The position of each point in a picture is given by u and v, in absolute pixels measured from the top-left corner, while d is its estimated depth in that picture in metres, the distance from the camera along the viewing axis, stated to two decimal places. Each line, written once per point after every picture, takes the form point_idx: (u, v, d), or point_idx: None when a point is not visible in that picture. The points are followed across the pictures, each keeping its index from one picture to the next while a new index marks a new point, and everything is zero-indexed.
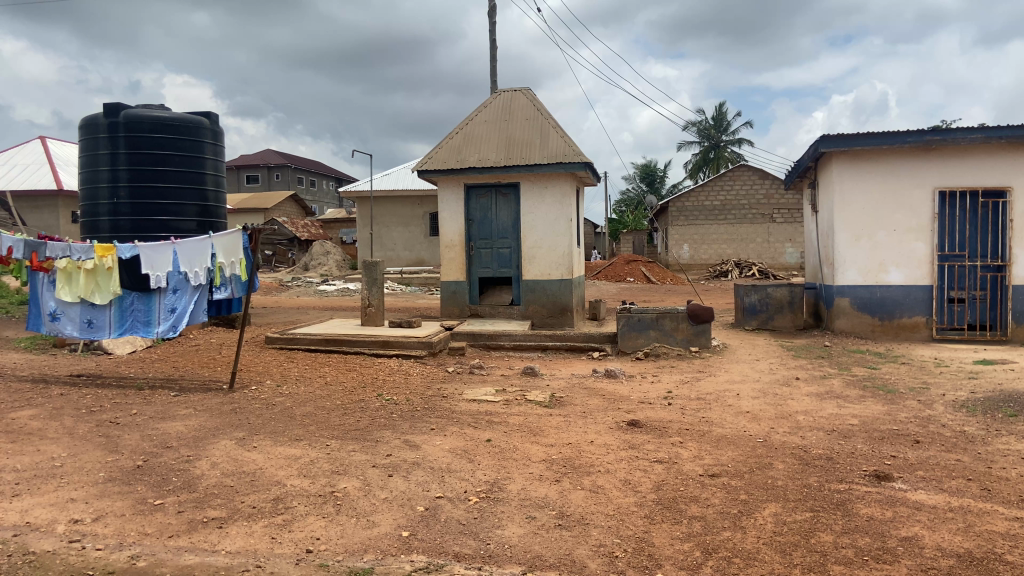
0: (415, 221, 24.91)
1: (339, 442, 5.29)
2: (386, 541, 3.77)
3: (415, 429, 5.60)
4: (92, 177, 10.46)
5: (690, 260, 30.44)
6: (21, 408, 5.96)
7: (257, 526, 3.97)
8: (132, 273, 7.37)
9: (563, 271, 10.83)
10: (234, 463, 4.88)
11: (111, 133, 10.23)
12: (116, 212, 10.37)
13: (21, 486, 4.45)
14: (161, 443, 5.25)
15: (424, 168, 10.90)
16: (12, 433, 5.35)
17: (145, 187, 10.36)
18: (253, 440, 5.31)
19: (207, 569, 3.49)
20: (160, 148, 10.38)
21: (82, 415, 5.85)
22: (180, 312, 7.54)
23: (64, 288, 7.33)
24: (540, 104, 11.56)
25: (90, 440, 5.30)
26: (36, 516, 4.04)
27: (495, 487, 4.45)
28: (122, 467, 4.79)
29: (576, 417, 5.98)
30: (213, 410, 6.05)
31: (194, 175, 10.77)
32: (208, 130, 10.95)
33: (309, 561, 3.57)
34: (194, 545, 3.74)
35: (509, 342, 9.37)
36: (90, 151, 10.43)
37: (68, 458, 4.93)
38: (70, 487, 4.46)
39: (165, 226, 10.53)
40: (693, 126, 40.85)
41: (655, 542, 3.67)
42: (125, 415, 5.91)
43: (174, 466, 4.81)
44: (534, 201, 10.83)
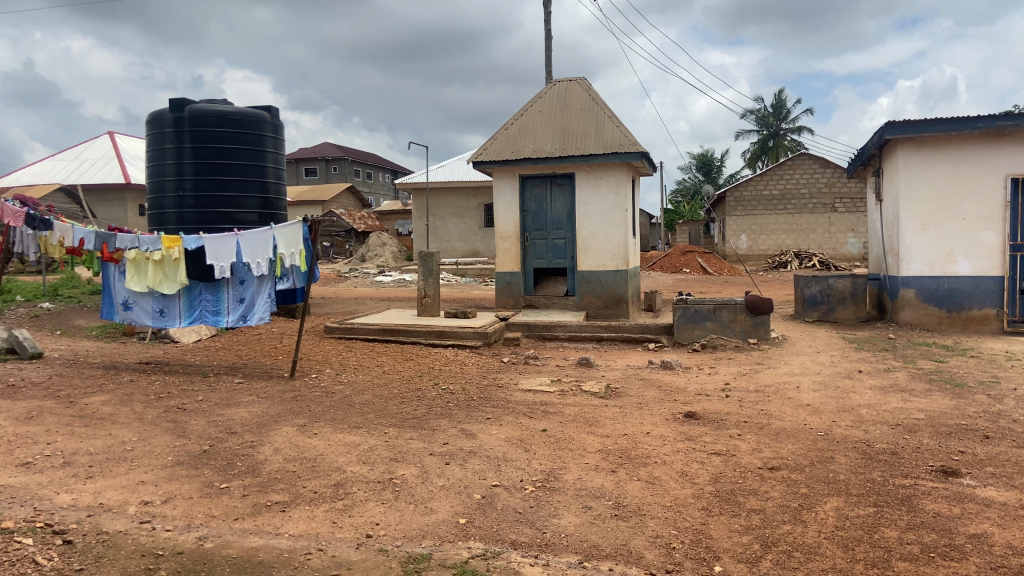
0: (470, 212, 25.03)
1: (397, 430, 5.38)
2: (444, 527, 3.84)
3: (471, 418, 5.65)
4: (159, 171, 10.81)
5: (748, 250, 29.94)
6: (95, 394, 6.23)
7: (319, 511, 4.08)
8: (198, 264, 7.57)
9: (618, 262, 10.76)
10: (296, 449, 5.01)
11: (177, 128, 10.55)
12: (181, 205, 10.68)
13: (96, 468, 4.67)
14: (227, 429, 5.42)
15: (479, 159, 10.96)
16: (87, 418, 5.59)
17: (209, 180, 10.65)
18: (315, 427, 5.44)
19: (272, 550, 3.62)
20: (224, 141, 10.66)
21: (151, 401, 6.07)
22: (248, 302, 7.69)
23: (134, 278, 7.61)
24: (596, 94, 11.43)
25: (159, 425, 5.50)
26: (108, 498, 4.23)
27: (551, 476, 4.47)
28: (190, 452, 4.97)
29: (631, 408, 5.96)
30: (276, 397, 6.21)
31: (255, 168, 11.03)
32: (269, 124, 11.21)
33: (369, 545, 3.66)
34: (258, 528, 3.87)
35: (564, 333, 9.36)
36: (157, 145, 10.78)
37: (139, 442, 5.14)
38: (141, 470, 4.65)
39: (228, 217, 10.79)
40: (752, 114, 40.02)
41: (713, 534, 3.64)
42: (192, 401, 6.12)
43: (239, 451, 4.97)
44: (589, 192, 10.77)
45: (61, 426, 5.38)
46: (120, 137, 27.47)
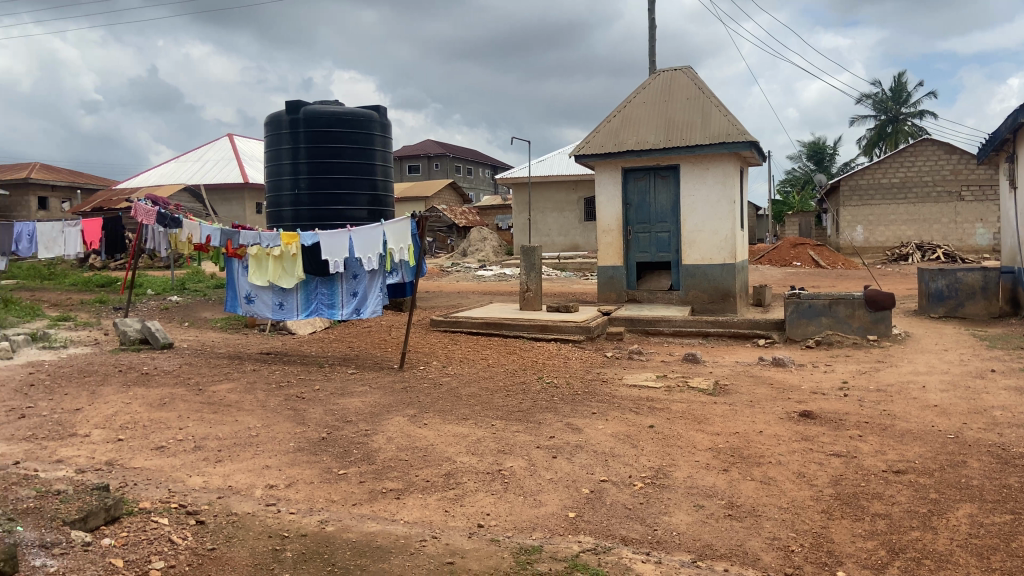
0: (570, 206, 24.98)
1: (504, 422, 5.44)
2: (554, 520, 3.86)
3: (577, 413, 5.65)
4: (276, 171, 11.32)
5: (865, 243, 28.54)
6: (221, 382, 6.61)
7: (432, 499, 4.20)
8: (313, 259, 7.83)
9: (725, 255, 10.49)
10: (407, 438, 5.16)
11: (293, 129, 10.99)
12: (297, 202, 11.16)
13: (224, 452, 4.96)
14: (342, 417, 5.64)
15: (582, 153, 10.93)
16: (215, 405, 5.94)
17: (322, 179, 11.07)
18: (424, 417, 5.58)
19: (389, 536, 3.75)
20: (336, 141, 11.06)
21: (272, 390, 6.40)
22: (361, 296, 7.91)
23: (256, 273, 8.00)
24: (701, 82, 11.15)
25: (280, 412, 5.79)
26: (236, 481, 4.50)
27: (661, 474, 4.41)
28: (309, 438, 5.20)
29: (742, 406, 5.81)
30: (386, 388, 6.41)
31: (365, 166, 11.38)
32: (377, 123, 11.54)
33: (481, 535, 3.74)
34: (375, 514, 4.04)
35: (669, 328, 9.20)
36: (275, 146, 11.27)
37: (263, 428, 5.42)
38: (266, 455, 4.91)
39: (340, 214, 11.19)
40: (869, 99, 38.08)
41: (835, 538, 3.51)
42: (309, 390, 6.40)
43: (354, 439, 5.16)
44: (695, 183, 10.54)
45: (191, 412, 5.74)
46: (238, 139, 28.92)
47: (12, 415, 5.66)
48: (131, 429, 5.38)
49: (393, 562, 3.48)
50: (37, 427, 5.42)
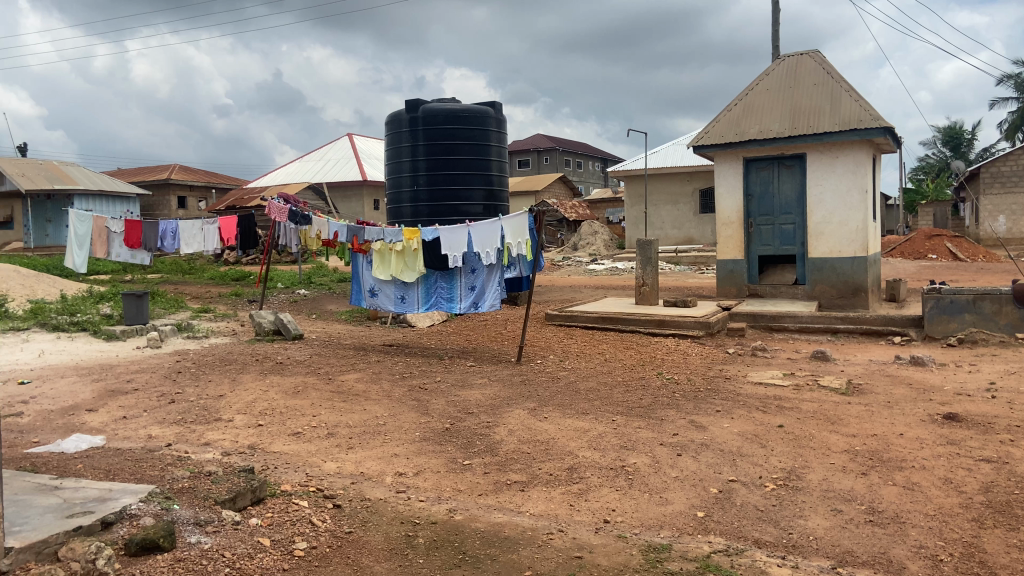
0: (684, 198, 24.48)
1: (625, 418, 5.40)
2: (683, 519, 3.80)
3: (701, 410, 5.53)
4: (396, 168, 11.67)
5: (1008, 234, 26.48)
6: (349, 372, 6.89)
7: (556, 493, 4.22)
8: (434, 254, 8.03)
9: (856, 247, 10.00)
10: (529, 431, 5.20)
11: (413, 127, 11.33)
12: (415, 198, 11.46)
13: (356, 440, 5.17)
14: (464, 409, 5.75)
15: (701, 143, 10.68)
16: (344, 394, 6.20)
17: (440, 175, 11.31)
18: (545, 411, 5.61)
19: (517, 527, 3.81)
20: (452, 138, 11.29)
21: (396, 380, 6.62)
22: (479, 290, 7.99)
23: (380, 267, 8.31)
24: (830, 66, 10.65)
25: (405, 402, 5.97)
26: (368, 467, 4.68)
27: (793, 475, 4.27)
28: (434, 429, 5.34)
29: (879, 407, 5.52)
30: (506, 381, 6.50)
31: (481, 162, 11.53)
32: (493, 119, 11.70)
33: (608, 530, 3.73)
34: (502, 505, 4.10)
35: (794, 324, 8.86)
36: (395, 144, 11.63)
37: (389, 417, 5.61)
38: (394, 443, 5.09)
39: (456, 210, 11.39)
40: (1012, 79, 35.49)
41: (988, 549, 3.29)
42: (431, 381, 6.58)
43: (477, 430, 5.26)
44: (823, 173, 10.10)
45: (323, 401, 6.02)
46: (356, 139, 30.00)
47: (164, 400, 6.11)
48: (270, 415, 5.69)
49: (522, 553, 3.52)
50: (185, 411, 5.82)
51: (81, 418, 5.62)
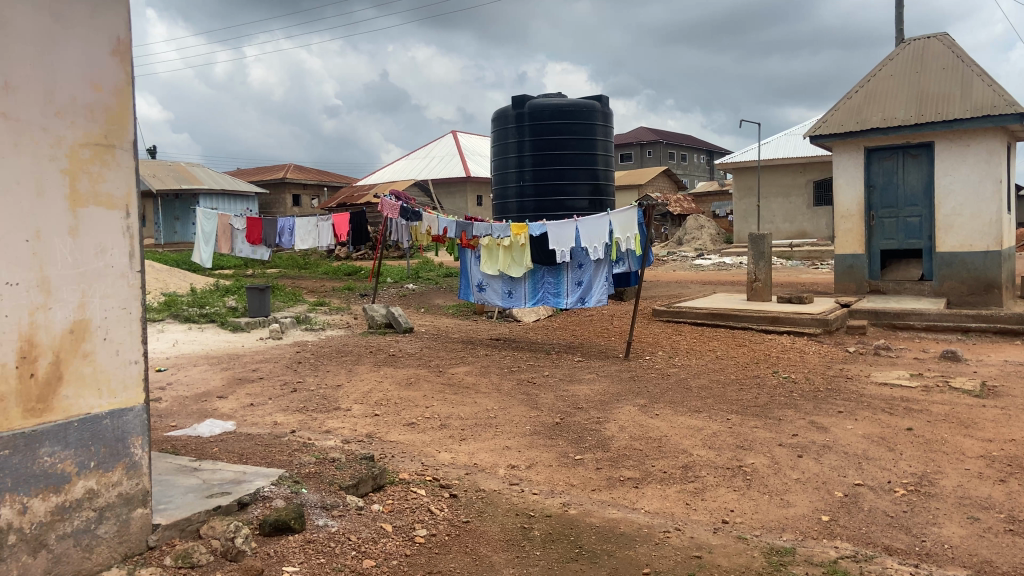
0: (797, 190, 23.58)
1: (740, 417, 5.26)
2: (805, 522, 3.68)
3: (820, 410, 5.33)
4: (502, 164, 11.80)
5: None
6: (459, 365, 7.03)
7: (671, 491, 4.17)
8: (541, 249, 8.07)
9: (990, 241, 9.38)
10: (641, 428, 5.16)
11: (519, 123, 11.43)
12: (522, 193, 11.55)
13: (468, 431, 5.27)
14: (574, 404, 5.76)
15: (817, 133, 10.27)
16: (455, 386, 6.34)
17: (546, 170, 11.35)
18: (656, 408, 5.54)
19: (632, 524, 3.78)
20: (559, 133, 11.29)
21: (506, 374, 6.70)
22: (586, 285, 7.98)
23: (487, 262, 8.43)
24: (961, 48, 10.01)
25: (514, 396, 6.04)
26: (481, 459, 4.77)
27: (925, 481, 4.05)
28: (545, 423, 5.37)
29: (1019, 411, 5.15)
30: (615, 376, 6.47)
31: (586, 156, 11.49)
32: (600, 112, 11.61)
33: (727, 531, 3.65)
34: (616, 501, 4.09)
35: (920, 322, 8.40)
36: (501, 140, 11.76)
37: (500, 410, 5.69)
38: (505, 436, 5.15)
39: (562, 205, 11.39)
40: None
41: None
42: (540, 375, 6.63)
43: (588, 426, 5.26)
44: (953, 163, 9.50)
45: (435, 392, 6.16)
46: (460, 136, 30.49)
47: (286, 389, 6.42)
48: (385, 406, 5.88)
49: (639, 550, 3.50)
50: (307, 400, 6.10)
51: (213, 405, 5.99)
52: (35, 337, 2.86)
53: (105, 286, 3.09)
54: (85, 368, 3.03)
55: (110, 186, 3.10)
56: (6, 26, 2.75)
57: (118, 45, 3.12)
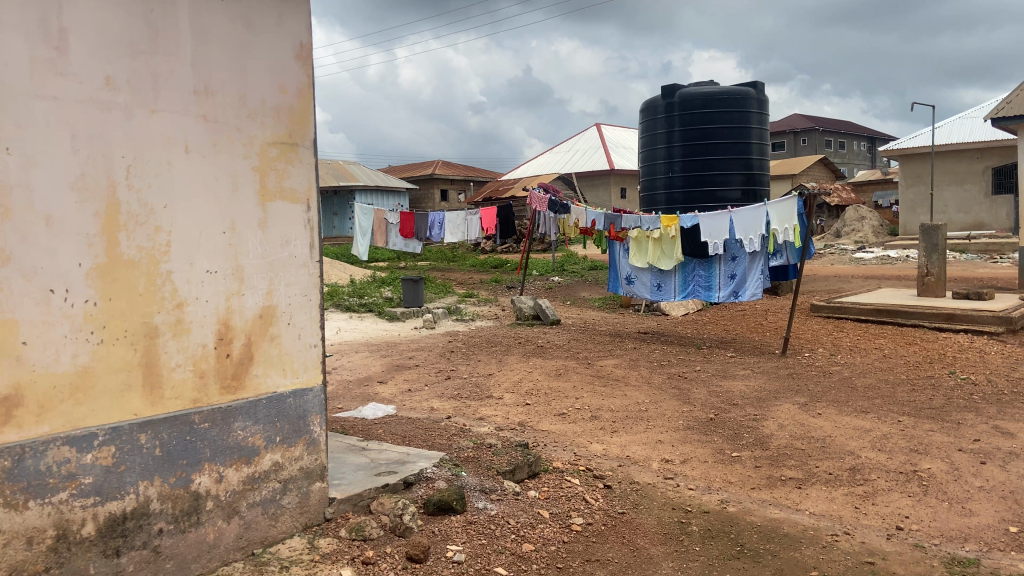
0: (973, 178, 21.65)
1: (913, 419, 4.93)
2: (991, 533, 3.40)
3: (1007, 415, 4.89)
4: (651, 155, 11.71)
5: None
6: (607, 357, 7.02)
7: (838, 493, 3.97)
8: (693, 241, 7.94)
9: None
10: (802, 427, 4.94)
11: (669, 113, 11.26)
12: (670, 185, 11.41)
13: (619, 424, 5.26)
14: (729, 400, 5.60)
15: (1000, 115, 9.39)
16: (605, 378, 6.34)
17: (695, 161, 11.12)
18: (817, 407, 5.30)
19: (795, 525, 3.64)
20: (710, 122, 11.00)
21: (656, 367, 6.62)
22: (739, 278, 7.74)
23: (636, 255, 8.46)
24: None
25: (665, 390, 5.96)
26: (634, 451, 4.74)
27: None
28: (698, 418, 5.26)
29: None
30: (771, 373, 6.23)
31: (741, 146, 11.09)
32: (755, 99, 11.17)
33: (902, 538, 3.44)
34: (777, 500, 3.95)
35: None
36: (650, 131, 11.67)
37: (651, 404, 5.64)
38: (658, 430, 5.10)
39: (713, 196, 11.10)
40: None
41: None
42: (692, 370, 6.50)
43: (744, 422, 5.10)
44: None
45: (585, 384, 6.20)
46: (604, 128, 30.33)
47: (441, 376, 6.67)
48: (536, 395, 5.98)
49: (805, 552, 3.36)
50: (460, 387, 6.31)
51: (374, 389, 6.33)
52: (231, 321, 3.12)
53: (289, 274, 3.33)
54: (273, 350, 3.28)
55: (293, 182, 3.34)
56: (206, 35, 3.00)
57: (302, 49, 3.34)
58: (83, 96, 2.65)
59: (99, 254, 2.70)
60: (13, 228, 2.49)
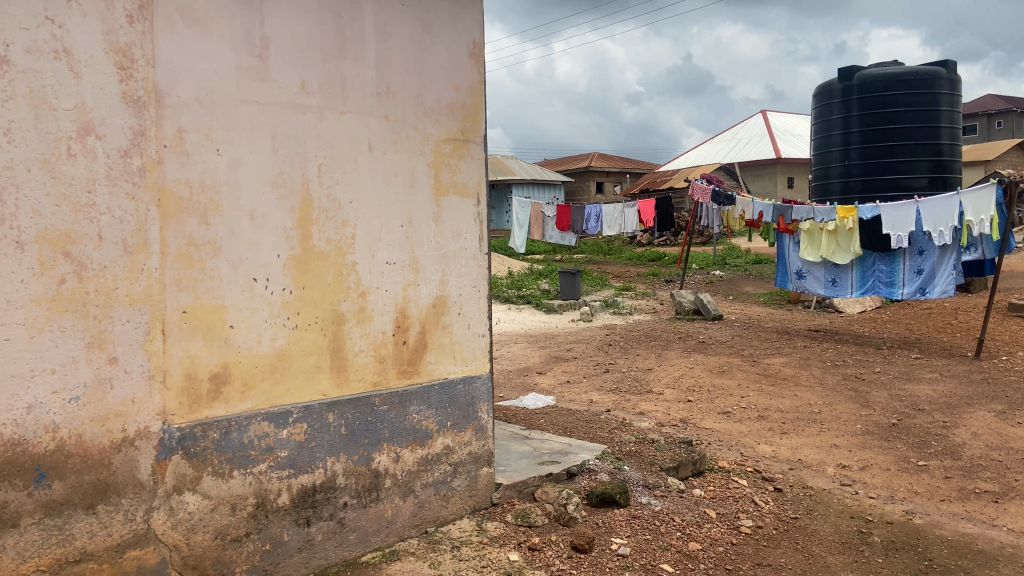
0: None
1: None
2: None
3: None
4: (825, 142, 11.07)
5: None
6: (775, 355, 6.73)
7: None
8: (872, 234, 7.55)
9: None
10: (1000, 437, 4.50)
11: (847, 96, 10.60)
12: (846, 173, 10.72)
13: (789, 425, 5.03)
14: (913, 404, 5.21)
15: None
16: (773, 377, 6.09)
17: (875, 147, 10.38)
18: (1019, 416, 4.80)
19: (993, 542, 3.33)
20: (893, 105, 10.23)
21: (829, 368, 6.26)
22: (927, 274, 7.19)
23: (808, 248, 8.17)
24: None
25: (841, 392, 5.62)
26: (806, 455, 4.52)
27: None
28: (878, 423, 4.93)
29: None
30: (961, 377, 5.72)
31: (926, 129, 10.25)
32: (945, 80, 10.28)
33: None
34: (971, 515, 3.62)
35: None
36: (825, 116, 11.05)
37: (825, 406, 5.35)
38: (832, 433, 4.83)
39: (895, 184, 10.30)
40: None
41: None
42: (869, 371, 6.09)
43: (931, 430, 4.72)
44: None
45: (751, 382, 5.98)
46: (770, 116, 29.01)
47: (600, 369, 6.68)
48: (699, 392, 5.84)
49: (1004, 572, 3.07)
50: (620, 381, 6.29)
51: (535, 379, 6.44)
52: (407, 310, 3.28)
53: (460, 266, 3.46)
54: (445, 338, 3.42)
55: (465, 177, 3.46)
56: (388, 38, 3.15)
57: (474, 48, 3.46)
58: (281, 100, 2.84)
59: (294, 245, 2.90)
60: (223, 221, 2.70)
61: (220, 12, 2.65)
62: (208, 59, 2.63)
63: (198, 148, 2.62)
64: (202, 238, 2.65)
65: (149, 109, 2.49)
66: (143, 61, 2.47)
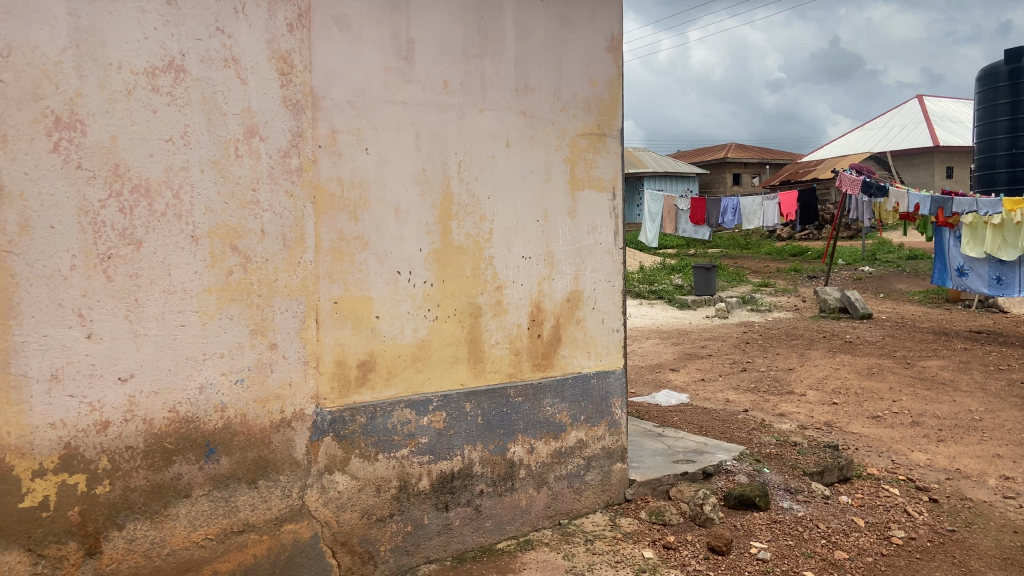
0: None
1: None
2: None
3: None
4: (990, 129, 10.26)
5: None
6: (930, 357, 6.27)
7: None
8: None
9: None
10: None
11: (1014, 79, 9.84)
12: (1014, 162, 9.86)
13: (946, 432, 4.69)
14: None
15: None
16: (928, 380, 5.69)
17: None
18: None
19: None
20: None
21: (993, 372, 5.77)
22: None
23: (969, 244, 7.61)
24: None
25: (1006, 398, 5.17)
26: (965, 465, 4.19)
27: None
28: None
29: None
30: None
31: None
32: None
33: None
34: None
35: None
36: (989, 102, 10.29)
37: (987, 413, 4.94)
38: (996, 443, 4.46)
39: None
40: None
41: None
42: None
43: None
44: None
45: (903, 386, 5.61)
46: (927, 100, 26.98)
47: (737, 367, 6.47)
48: (844, 394, 5.54)
49: None
50: (759, 380, 6.07)
51: (668, 376, 6.34)
52: (542, 303, 3.31)
53: (595, 260, 3.46)
54: (579, 332, 3.43)
55: (600, 171, 3.46)
56: (527, 35, 3.19)
57: (612, 41, 3.44)
58: (425, 99, 2.94)
59: (435, 240, 3.00)
60: (371, 217, 2.83)
61: (370, 18, 2.77)
62: (359, 63, 2.76)
63: (349, 148, 2.77)
64: (352, 232, 2.79)
65: (306, 112, 2.65)
66: (301, 67, 2.64)
